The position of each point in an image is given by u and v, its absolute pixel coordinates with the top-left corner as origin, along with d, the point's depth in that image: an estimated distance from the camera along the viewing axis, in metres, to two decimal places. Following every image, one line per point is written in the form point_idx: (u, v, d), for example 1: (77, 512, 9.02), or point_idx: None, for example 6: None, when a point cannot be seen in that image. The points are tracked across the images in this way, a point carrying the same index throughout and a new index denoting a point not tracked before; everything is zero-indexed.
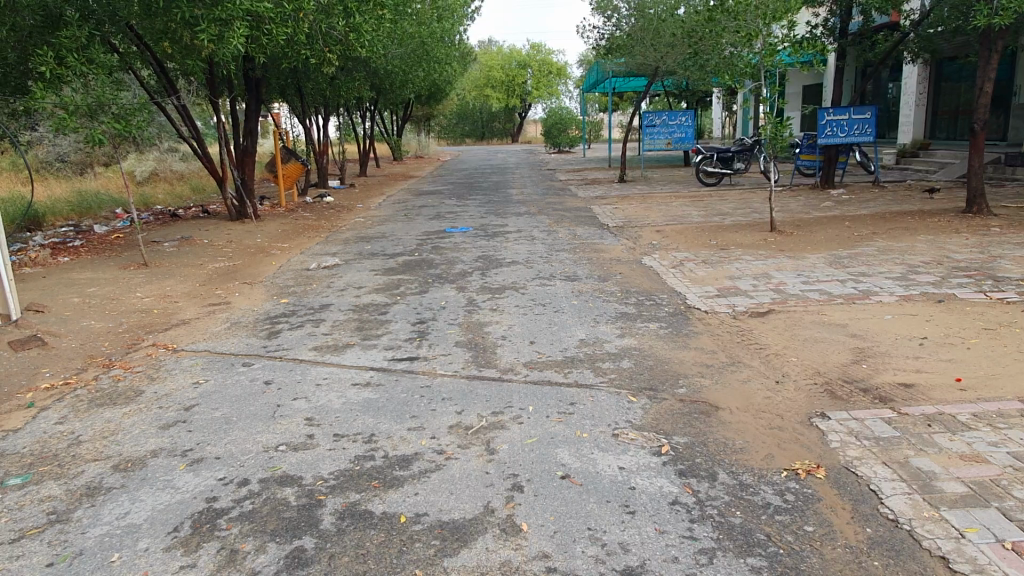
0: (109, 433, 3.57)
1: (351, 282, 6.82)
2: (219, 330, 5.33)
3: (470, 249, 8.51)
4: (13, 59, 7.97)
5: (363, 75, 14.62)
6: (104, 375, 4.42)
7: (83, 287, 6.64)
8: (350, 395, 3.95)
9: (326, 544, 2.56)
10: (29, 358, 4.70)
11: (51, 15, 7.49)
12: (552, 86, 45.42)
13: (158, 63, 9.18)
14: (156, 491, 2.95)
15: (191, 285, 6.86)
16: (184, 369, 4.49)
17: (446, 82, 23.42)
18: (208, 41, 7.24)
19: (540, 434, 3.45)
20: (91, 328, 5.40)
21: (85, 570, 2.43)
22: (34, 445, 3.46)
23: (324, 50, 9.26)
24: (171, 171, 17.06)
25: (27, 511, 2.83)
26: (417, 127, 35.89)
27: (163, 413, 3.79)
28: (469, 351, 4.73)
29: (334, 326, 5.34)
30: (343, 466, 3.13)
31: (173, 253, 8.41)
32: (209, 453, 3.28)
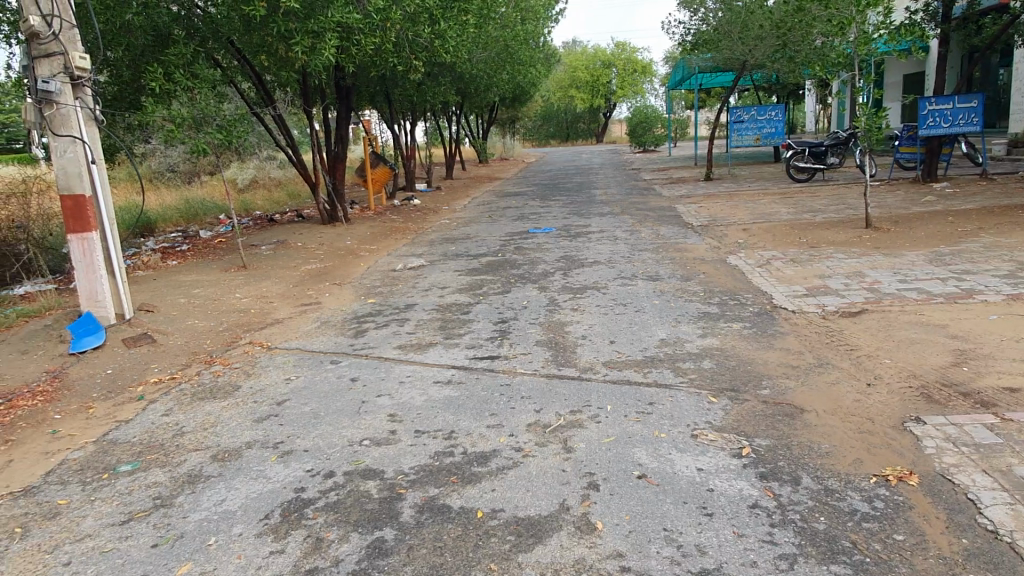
0: (209, 425, 3.80)
1: (436, 282, 6.97)
2: (310, 329, 5.56)
3: (553, 249, 8.54)
4: (127, 76, 8.59)
5: (448, 80, 14.91)
6: (206, 371, 4.70)
7: (189, 289, 7.07)
8: (432, 393, 4.05)
9: (405, 536, 2.64)
10: (139, 355, 5.05)
11: (161, 34, 8.13)
12: (638, 85, 44.99)
13: (257, 75, 9.65)
14: (250, 480, 3.12)
15: (286, 286, 7.18)
16: (278, 365, 4.72)
17: (531, 84, 23.56)
18: (302, 53, 7.54)
19: (618, 433, 3.44)
20: (195, 326, 5.75)
21: (186, 552, 2.61)
22: (143, 435, 3.73)
23: (411, 58, 9.46)
24: (270, 178, 17.91)
25: (135, 496, 3.06)
26: (502, 129, 36.27)
27: (258, 407, 4.00)
28: (549, 350, 4.76)
29: (419, 325, 5.48)
30: (423, 461, 3.22)
31: (270, 256, 8.84)
32: (298, 446, 3.44)
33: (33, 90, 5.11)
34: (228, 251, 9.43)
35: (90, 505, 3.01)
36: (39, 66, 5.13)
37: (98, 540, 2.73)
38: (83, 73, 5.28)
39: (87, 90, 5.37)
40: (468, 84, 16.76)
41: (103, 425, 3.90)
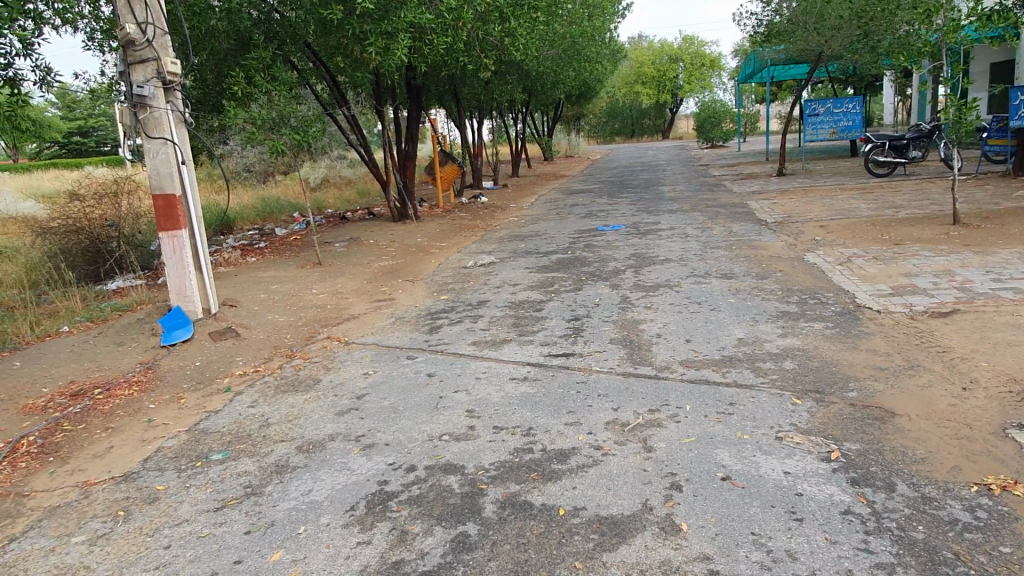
0: (293, 417, 3.91)
1: (506, 280, 6.99)
2: (386, 325, 5.67)
3: (623, 247, 8.46)
4: (211, 80, 8.94)
5: (516, 78, 14.93)
6: (287, 365, 4.85)
7: (268, 285, 7.29)
8: (509, 389, 4.06)
9: (488, 531, 2.65)
10: (225, 348, 5.24)
11: (242, 39, 8.41)
12: (705, 79, 44.24)
13: (331, 77, 9.88)
14: (335, 472, 3.20)
15: (360, 283, 7.33)
16: (356, 360, 4.83)
17: (597, 80, 23.42)
18: (376, 54, 7.68)
19: (699, 434, 3.38)
20: (276, 321, 5.94)
21: (278, 539, 2.69)
22: (232, 425, 3.87)
23: (481, 56, 9.51)
24: (341, 177, 18.32)
25: (228, 483, 3.18)
26: (567, 126, 36.16)
27: (338, 400, 4.10)
28: (624, 349, 4.71)
29: (492, 322, 5.52)
30: (503, 458, 3.23)
31: (343, 253, 9.04)
32: (380, 439, 3.50)
33: (128, 95, 5.36)
34: (303, 248, 9.69)
35: (186, 492, 3.14)
36: (134, 71, 5.37)
37: (195, 525, 2.84)
38: (174, 78, 5.50)
39: (177, 93, 5.59)
40: (535, 81, 16.76)
41: (194, 415, 4.07)
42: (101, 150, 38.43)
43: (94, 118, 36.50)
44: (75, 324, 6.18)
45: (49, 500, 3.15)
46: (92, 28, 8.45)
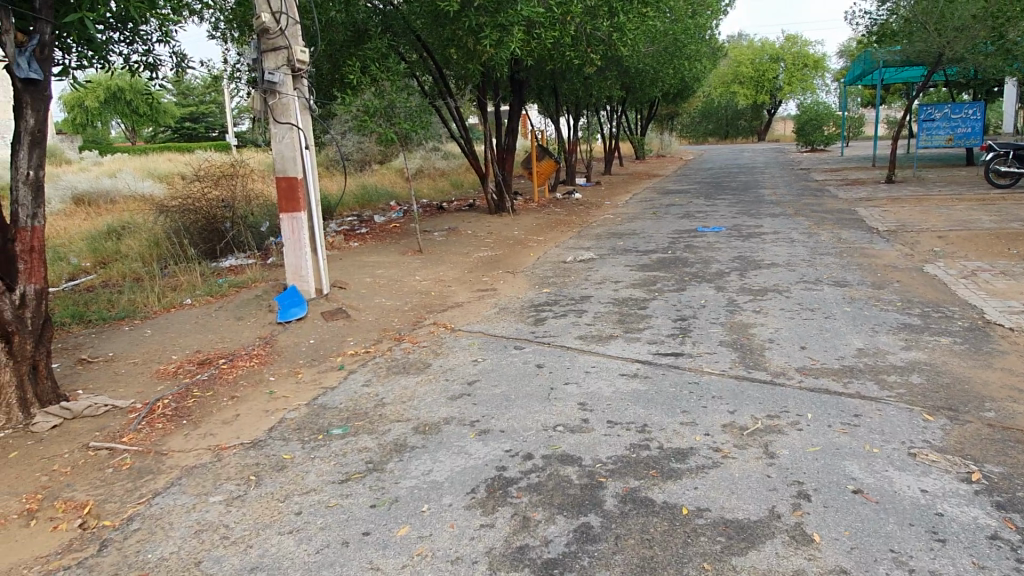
0: (407, 399, 4.02)
1: (608, 276, 6.95)
2: (491, 314, 5.74)
3: (725, 249, 8.26)
4: (326, 69, 9.27)
5: (616, 74, 14.79)
6: (397, 348, 5.00)
7: (373, 269, 7.49)
8: (620, 385, 4.04)
9: (611, 524, 2.63)
10: (337, 330, 5.44)
11: (358, 29, 8.69)
12: (807, 81, 42.64)
13: (438, 68, 10.09)
14: (453, 455, 3.25)
15: (461, 272, 7.45)
16: (464, 347, 4.92)
17: (696, 79, 22.93)
18: (489, 46, 7.78)
19: (824, 443, 3.25)
20: (383, 305, 6.12)
21: (402, 515, 2.75)
22: (348, 402, 4.02)
23: (587, 51, 9.50)
24: (435, 168, 18.65)
25: (350, 458, 3.29)
26: (660, 125, 35.62)
27: (450, 385, 4.18)
28: (735, 352, 4.60)
29: (597, 317, 5.50)
30: (619, 453, 3.21)
31: (443, 242, 9.21)
32: (494, 426, 3.54)
33: (261, 81, 5.64)
34: (403, 235, 9.92)
35: (311, 463, 3.27)
36: (267, 59, 5.65)
37: (323, 495, 2.95)
38: (302, 66, 5.74)
39: (304, 81, 5.84)
40: (633, 78, 16.55)
41: (312, 390, 4.27)
42: (209, 136, 40.45)
43: (205, 104, 38.43)
44: (196, 298, 6.57)
45: (186, 461, 3.39)
46: (218, 18, 8.88)
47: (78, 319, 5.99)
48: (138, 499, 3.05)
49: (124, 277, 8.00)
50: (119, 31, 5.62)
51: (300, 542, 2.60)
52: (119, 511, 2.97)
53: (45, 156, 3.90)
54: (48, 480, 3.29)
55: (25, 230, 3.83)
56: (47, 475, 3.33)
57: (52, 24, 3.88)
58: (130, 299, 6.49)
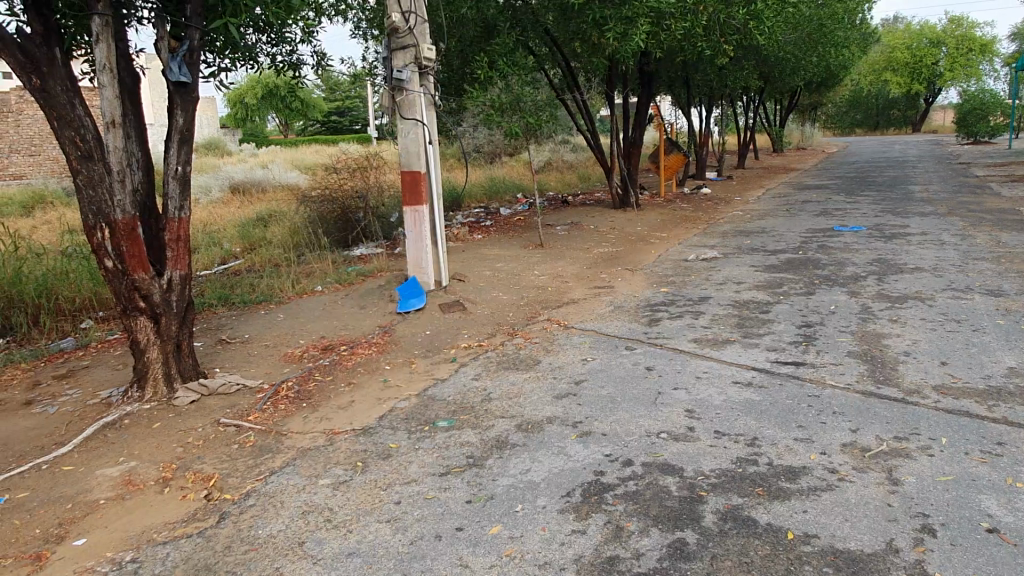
0: (514, 395, 4.06)
1: (731, 277, 6.66)
2: (605, 312, 5.68)
3: (864, 250, 7.71)
4: (456, 65, 9.53)
5: (753, 63, 14.15)
6: (509, 343, 5.07)
7: (493, 262, 7.61)
8: (732, 393, 3.86)
9: (708, 543, 2.53)
10: (452, 323, 5.59)
11: (488, 25, 8.87)
12: (973, 66, 38.60)
13: (566, 62, 10.09)
14: (552, 455, 3.24)
15: (580, 268, 7.42)
16: (575, 345, 4.90)
17: (843, 67, 21.50)
18: (614, 39, 7.70)
19: (957, 473, 2.96)
20: (500, 299, 6.22)
21: (497, 513, 2.77)
22: (457, 396, 4.11)
23: (720, 41, 9.14)
24: (563, 162, 18.63)
25: (452, 451, 3.36)
26: (803, 115, 33.75)
27: (557, 383, 4.18)
28: (865, 364, 4.28)
29: (714, 319, 5.30)
30: (725, 466, 3.07)
31: (564, 236, 9.22)
32: (596, 428, 3.49)
33: (389, 79, 5.86)
34: (526, 229, 10.00)
35: (415, 453, 3.38)
36: (395, 57, 5.86)
37: (422, 487, 3.04)
38: (429, 64, 5.89)
39: (430, 77, 6.01)
40: (772, 67, 15.75)
41: (424, 381, 4.42)
42: (352, 129, 42.55)
43: (349, 99, 40.44)
44: (327, 286, 6.95)
45: (303, 442, 3.59)
46: (359, 18, 9.30)
47: (223, 300, 6.50)
48: (257, 476, 3.26)
49: (266, 263, 8.60)
50: (266, 33, 6.00)
51: (397, 531, 2.68)
52: (240, 486, 3.18)
53: (192, 153, 4.22)
54: (182, 452, 3.59)
55: (173, 220, 4.16)
56: (182, 447, 3.63)
57: (201, 30, 4.15)
58: (269, 284, 6.94)
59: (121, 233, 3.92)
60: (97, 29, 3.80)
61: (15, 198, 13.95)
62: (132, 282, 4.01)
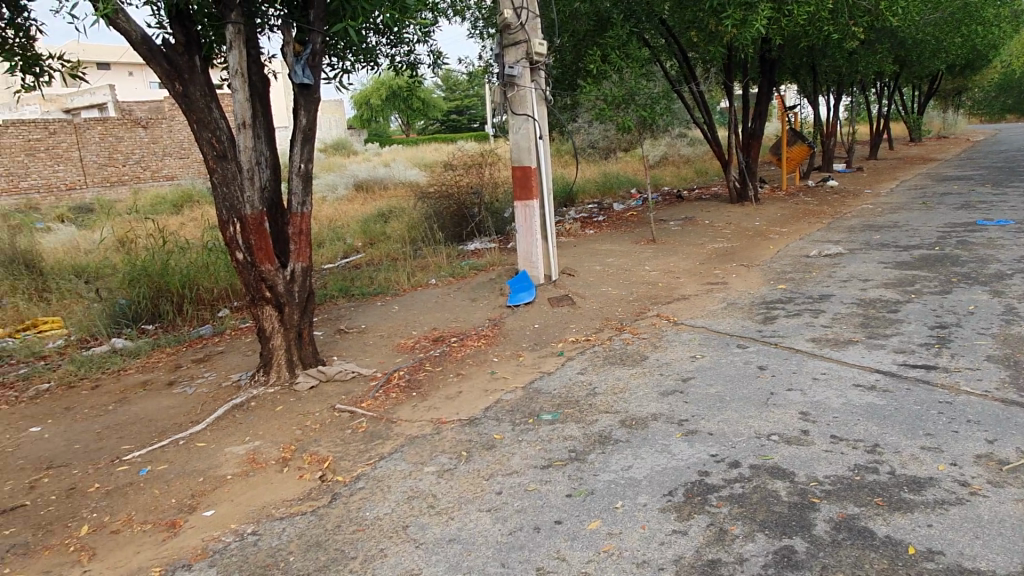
0: (619, 390, 4.02)
1: (857, 274, 6.28)
2: (717, 309, 5.51)
3: (1011, 246, 7.05)
4: (569, 59, 9.53)
5: (887, 46, 13.25)
6: (617, 338, 5.01)
7: (604, 257, 7.55)
8: (852, 397, 3.64)
9: (818, 552, 2.40)
10: (560, 317, 5.59)
11: (601, 18, 8.81)
12: None
13: (682, 52, 9.86)
14: (656, 453, 3.18)
15: (692, 263, 7.23)
16: (684, 342, 4.78)
17: (993, 47, 19.73)
18: (732, 26, 7.44)
19: None
20: (609, 294, 6.16)
21: (595, 509, 2.76)
22: (562, 389, 4.11)
23: (849, 24, 8.63)
24: (680, 156, 18.22)
25: (555, 445, 3.37)
26: (946, 101, 31.31)
27: (664, 380, 4.10)
28: (1007, 369, 3.92)
29: (836, 318, 5.01)
30: (841, 473, 2.90)
31: (678, 231, 9.01)
32: (703, 427, 3.39)
33: (502, 75, 5.94)
34: (639, 224, 9.86)
35: (518, 445, 3.41)
36: (507, 53, 5.92)
37: (524, 478, 3.06)
38: (540, 58, 5.91)
39: (541, 72, 6.03)
40: (910, 50, 14.69)
41: (530, 373, 4.46)
42: (470, 127, 43.43)
43: (468, 98, 41.31)
44: (440, 279, 7.14)
45: (412, 430, 3.71)
46: (475, 17, 9.47)
47: (344, 293, 6.82)
48: (367, 460, 3.40)
49: (384, 257, 8.94)
50: (385, 35, 6.23)
51: (496, 521, 2.72)
52: (351, 469, 3.33)
53: (314, 151, 4.44)
54: (301, 434, 3.80)
55: (296, 215, 4.39)
56: (301, 429, 3.85)
57: (322, 33, 4.34)
58: (386, 277, 7.22)
59: (250, 227, 4.19)
60: (230, 37, 4.06)
61: (167, 197, 15.24)
62: (259, 273, 4.28)
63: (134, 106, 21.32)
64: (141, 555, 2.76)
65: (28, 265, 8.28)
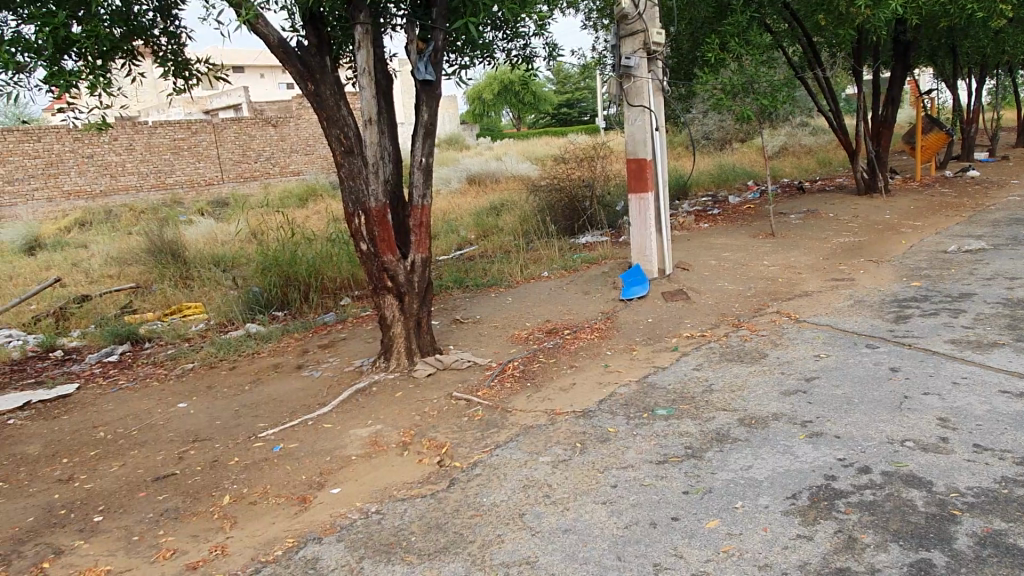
0: (737, 388, 3.91)
1: (1002, 271, 5.80)
2: (843, 306, 5.24)
3: None
4: (686, 48, 9.32)
5: None
6: (734, 334, 4.88)
7: (720, 251, 7.35)
8: (998, 404, 3.37)
9: (959, 568, 2.24)
10: (675, 311, 5.50)
11: (721, 5, 8.55)
12: None
13: (807, 37, 9.42)
14: (778, 454, 3.08)
15: (816, 259, 6.91)
16: (807, 340, 4.59)
17: None
18: (865, 7, 7.02)
19: None
20: (725, 289, 5.99)
21: (714, 508, 2.70)
22: (678, 385, 4.05)
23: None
24: (801, 146, 17.42)
25: (671, 441, 3.33)
26: None
27: (785, 378, 3.95)
28: None
29: (978, 319, 4.66)
30: (985, 485, 2.70)
31: (799, 225, 8.63)
32: (829, 429, 3.25)
33: (618, 66, 5.88)
34: (757, 217, 9.52)
35: (633, 439, 3.39)
36: (625, 44, 5.86)
37: (639, 473, 3.04)
38: (658, 48, 5.80)
39: (659, 63, 5.94)
40: None
41: (644, 367, 4.41)
42: (580, 120, 43.19)
43: (581, 90, 41.19)
44: (552, 272, 7.18)
45: (526, 419, 3.77)
46: (590, 9, 9.42)
47: (459, 284, 7.00)
48: (484, 448, 3.48)
49: (497, 250, 9.08)
50: (502, 30, 6.30)
51: (612, 514, 2.72)
52: (468, 456, 3.42)
53: (435, 146, 4.57)
54: (420, 419, 3.94)
55: (417, 207, 4.53)
56: (420, 415, 3.99)
57: (445, 30, 4.45)
58: (499, 269, 7.34)
59: (375, 220, 4.37)
60: (359, 37, 4.24)
61: (293, 191, 16.10)
62: (382, 263, 4.46)
63: (266, 106, 22.65)
64: (276, 526, 2.96)
65: (174, 254, 8.99)
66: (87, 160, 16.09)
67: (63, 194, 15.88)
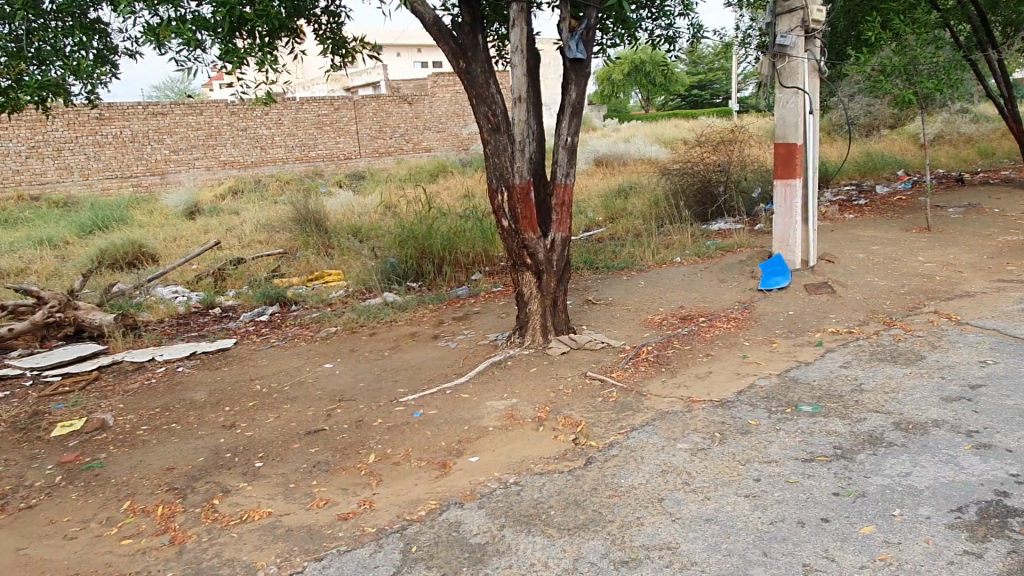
0: (890, 389, 3.68)
1: None
2: (1013, 310, 4.81)
3: None
4: (842, 26, 8.78)
5: None
6: (886, 332, 4.59)
7: (868, 244, 6.91)
8: None
9: None
10: (819, 305, 5.24)
11: None
12: None
13: (981, 14, 8.61)
14: (939, 463, 2.88)
15: (979, 257, 6.37)
16: (970, 344, 4.24)
17: None
18: None
19: None
20: (875, 285, 5.64)
21: (869, 513, 2.57)
22: (824, 381, 3.87)
23: None
24: (959, 134, 16.04)
25: (818, 439, 3.18)
26: None
27: (946, 383, 3.68)
28: None
29: None
30: None
31: (958, 219, 7.97)
32: (999, 442, 3.00)
33: (772, 45, 5.61)
34: (910, 209, 8.87)
35: (776, 434, 3.27)
36: (780, 22, 5.58)
37: (785, 469, 2.93)
38: (817, 26, 5.47)
39: (817, 41, 5.61)
40: None
41: (786, 361, 4.23)
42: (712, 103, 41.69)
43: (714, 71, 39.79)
44: (686, 257, 7.01)
45: (661, 405, 3.72)
46: None
47: (589, 265, 6.99)
48: (619, 429, 3.47)
49: (627, 233, 8.98)
50: (649, 8, 6.15)
51: (755, 509, 2.64)
52: (604, 436, 3.42)
53: (580, 125, 4.55)
54: (555, 397, 3.97)
55: (559, 185, 4.54)
56: (554, 393, 4.02)
57: (598, 8, 4.41)
58: (630, 252, 7.26)
59: (517, 197, 4.42)
60: (514, 15, 4.28)
61: (425, 167, 16.59)
62: (522, 240, 4.51)
63: (402, 84, 23.38)
64: (419, 487, 3.09)
65: (318, 224, 9.50)
66: (241, 132, 17.25)
67: (219, 163, 17.12)
